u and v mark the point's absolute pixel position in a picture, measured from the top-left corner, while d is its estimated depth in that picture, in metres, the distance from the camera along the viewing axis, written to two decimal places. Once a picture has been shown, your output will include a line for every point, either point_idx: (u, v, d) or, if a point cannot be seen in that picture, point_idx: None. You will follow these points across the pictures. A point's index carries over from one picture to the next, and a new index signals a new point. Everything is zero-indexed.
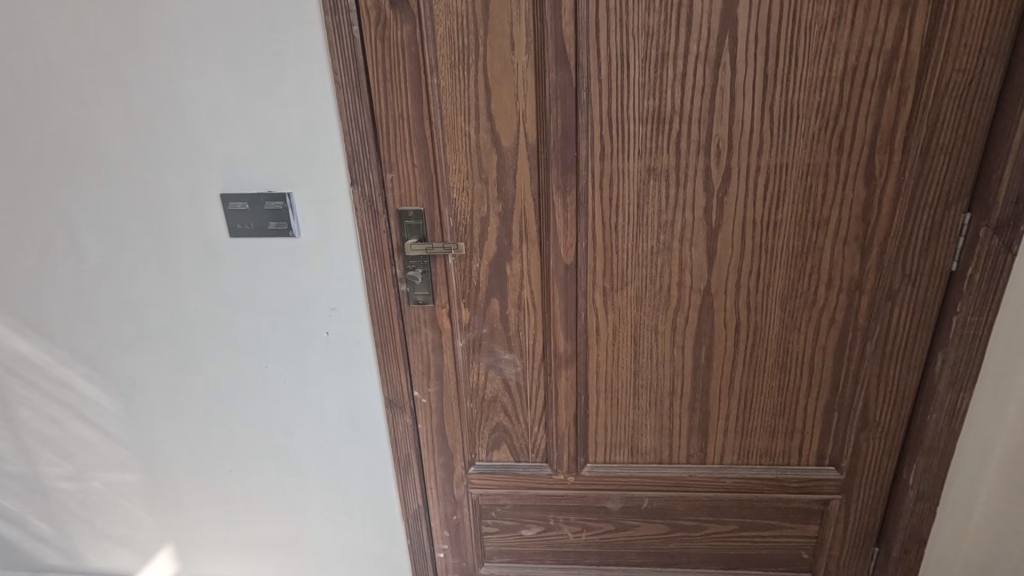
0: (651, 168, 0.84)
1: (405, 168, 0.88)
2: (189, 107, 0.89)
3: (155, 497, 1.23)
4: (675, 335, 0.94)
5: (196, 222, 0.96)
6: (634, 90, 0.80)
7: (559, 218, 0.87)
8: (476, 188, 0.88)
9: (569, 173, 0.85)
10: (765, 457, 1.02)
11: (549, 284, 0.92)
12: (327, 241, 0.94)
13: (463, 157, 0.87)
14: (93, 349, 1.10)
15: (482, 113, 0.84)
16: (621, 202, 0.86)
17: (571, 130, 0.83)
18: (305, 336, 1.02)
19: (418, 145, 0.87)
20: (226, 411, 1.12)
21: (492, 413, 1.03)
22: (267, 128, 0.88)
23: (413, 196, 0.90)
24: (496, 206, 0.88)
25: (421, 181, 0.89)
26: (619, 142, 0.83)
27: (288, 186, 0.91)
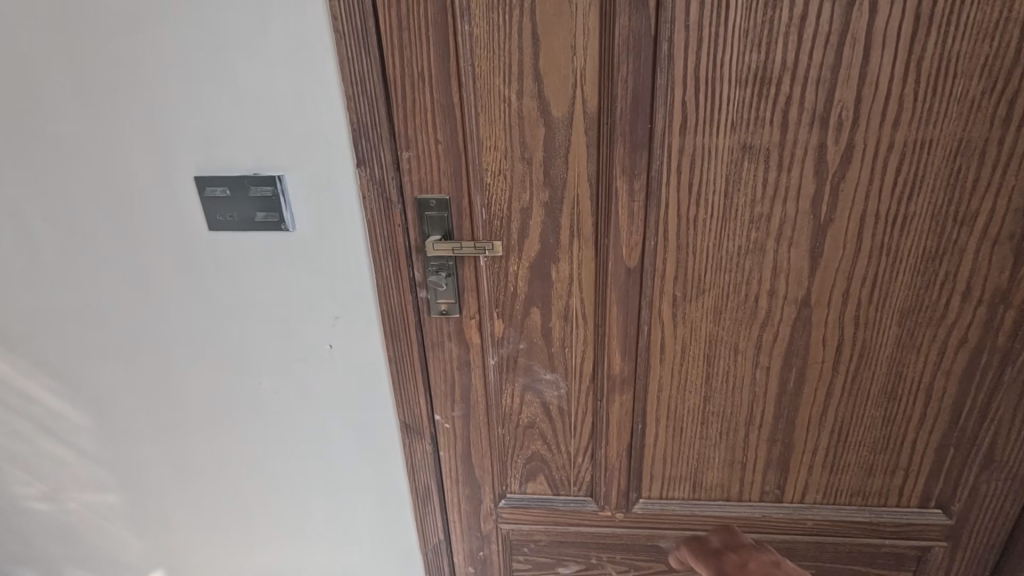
0: (746, 146, 0.64)
1: (426, 145, 0.69)
2: (150, 66, 0.70)
3: (140, 520, 1.09)
4: (758, 355, 0.76)
5: (167, 212, 0.78)
6: (733, 40, 0.60)
7: (623, 210, 0.69)
8: (517, 171, 0.69)
9: (639, 152, 0.66)
10: (856, 498, 0.85)
11: (603, 292, 0.74)
12: (328, 237, 0.76)
13: (501, 130, 0.67)
14: (59, 359, 0.94)
15: (527, 73, 0.64)
16: (705, 190, 0.67)
17: (644, 95, 0.63)
18: (304, 348, 0.85)
19: (443, 115, 0.67)
20: (215, 431, 0.97)
21: (528, 441, 0.87)
22: (249, 93, 0.69)
23: (435, 181, 0.71)
24: (541, 194, 0.69)
25: (446, 162, 0.70)
26: (708, 112, 0.63)
27: (279, 168, 0.72)
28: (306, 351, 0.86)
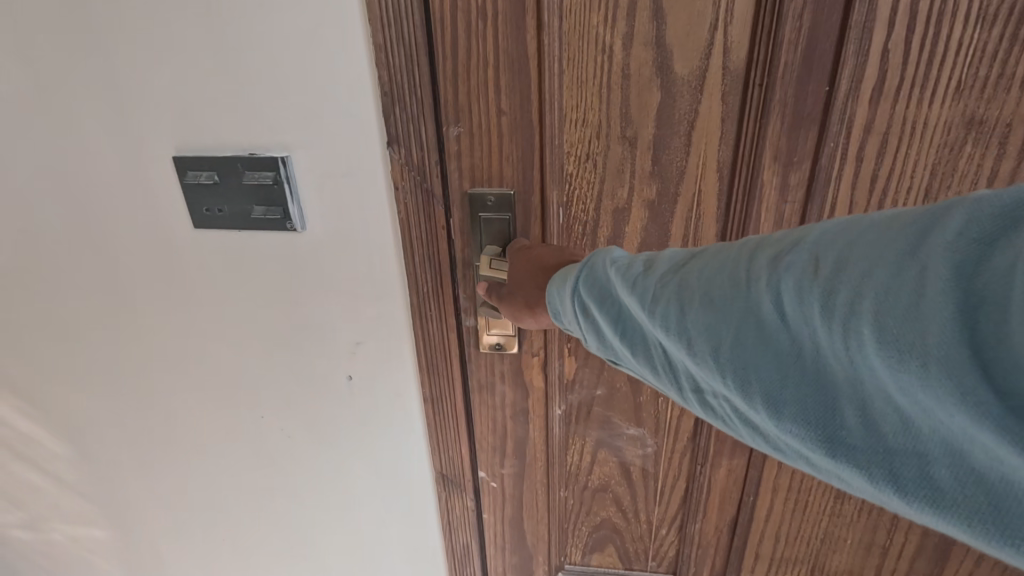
0: (972, 121, 0.47)
1: (483, 117, 0.51)
2: (103, 4, 0.51)
3: (131, 558, 0.94)
4: None
5: (140, 202, 0.60)
6: None
7: (768, 216, 0.53)
8: (611, 163, 0.52)
9: (803, 128, 0.49)
10: None
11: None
12: (349, 241, 0.57)
13: (593, 95, 0.50)
14: (26, 377, 0.78)
15: (639, 13, 0.46)
16: (901, 178, 0.50)
17: (827, 47, 0.46)
18: (317, 379, 0.67)
19: (513, 74, 0.49)
20: (212, 469, 0.80)
21: (598, 508, 0.70)
22: (241, 43, 0.50)
23: (497, 170, 0.53)
24: (649, 189, 0.53)
25: (514, 144, 0.52)
26: (927, 69, 0.46)
27: (282, 147, 0.53)
28: (319, 382, 0.68)
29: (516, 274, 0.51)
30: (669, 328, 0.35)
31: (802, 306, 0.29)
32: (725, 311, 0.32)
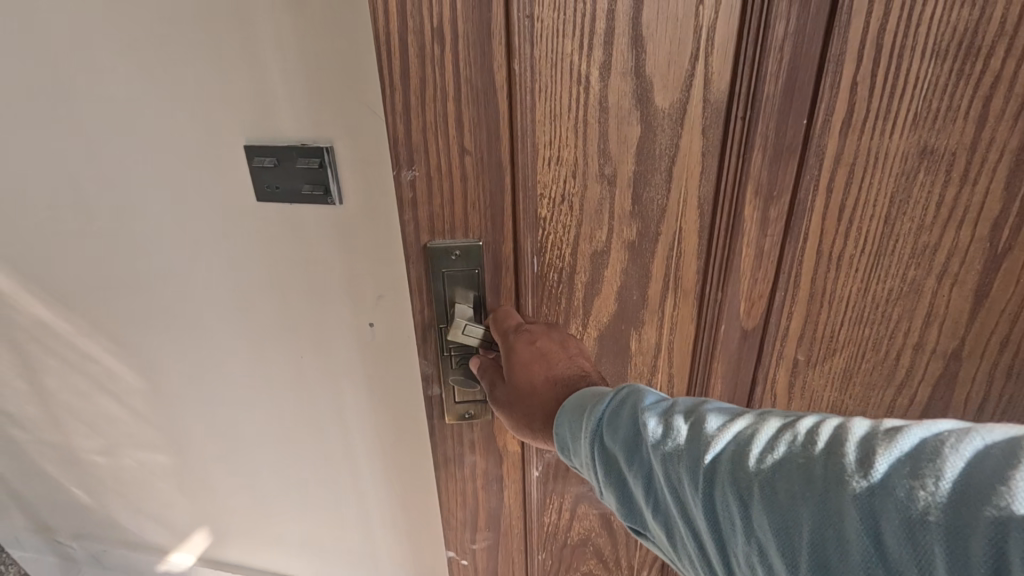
0: (926, 150, 0.60)
1: (442, 159, 0.58)
2: (199, 31, 0.68)
3: (187, 482, 1.13)
4: (882, 409, 0.78)
5: (217, 181, 0.78)
6: (936, 15, 0.54)
7: (750, 250, 0.66)
8: (590, 204, 0.62)
9: (781, 162, 0.61)
10: None
11: (711, 361, 0.73)
12: (376, 215, 0.75)
13: (569, 133, 0.58)
14: (115, 323, 0.97)
15: (616, 44, 0.54)
16: (867, 202, 0.63)
17: (806, 86, 0.57)
18: (346, 327, 0.85)
19: (480, 118, 0.56)
20: (255, 402, 0.98)
21: (581, 557, 0.88)
22: (299, 59, 0.66)
23: (467, 216, 0.62)
24: (618, 217, 0.63)
25: (481, 186, 0.60)
26: (892, 107, 0.58)
27: (326, 138, 0.70)
28: (346, 329, 0.85)
29: (521, 381, 0.62)
30: (735, 521, 0.39)
31: (904, 535, 0.32)
32: (803, 522, 0.35)
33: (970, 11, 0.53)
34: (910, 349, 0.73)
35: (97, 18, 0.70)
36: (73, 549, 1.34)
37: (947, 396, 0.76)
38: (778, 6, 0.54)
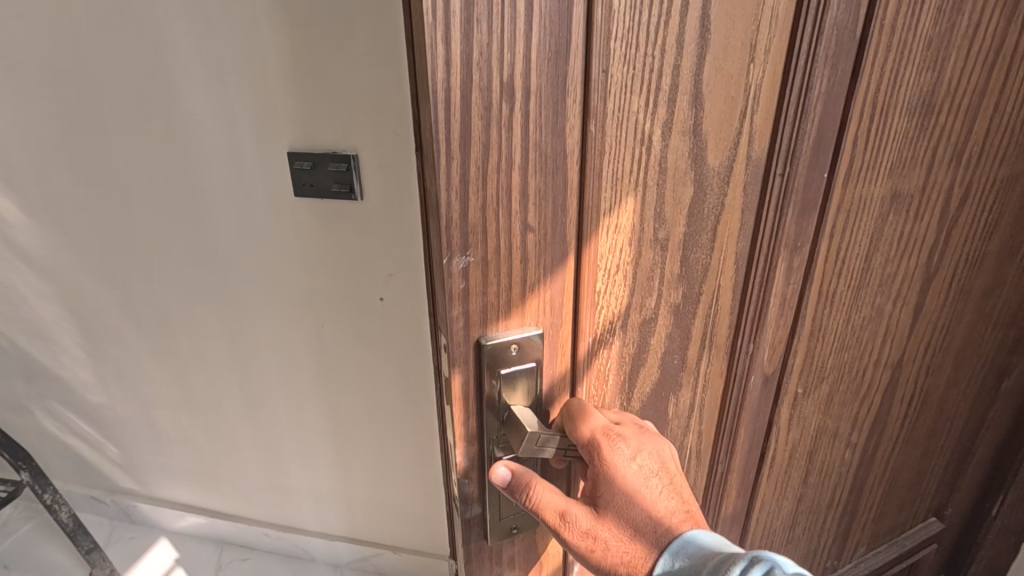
0: (895, 194, 0.60)
1: (501, 241, 0.40)
2: (261, 66, 0.89)
3: (216, 438, 1.32)
4: (854, 429, 0.76)
5: (264, 180, 0.98)
6: (912, 65, 0.53)
7: (775, 299, 0.57)
8: (642, 271, 0.47)
9: (808, 215, 0.54)
10: (882, 540, 0.91)
11: (739, 417, 0.62)
12: (390, 207, 0.95)
13: (629, 194, 0.44)
14: (166, 297, 1.17)
15: (679, 101, 0.42)
16: (855, 243, 0.60)
17: (829, 142, 0.52)
18: (360, 300, 1.04)
19: (547, 188, 0.40)
20: (281, 363, 1.17)
21: None
22: (335, 87, 0.87)
23: (524, 302, 0.43)
24: (665, 286, 0.49)
25: (542, 267, 0.43)
26: (878, 156, 0.56)
27: (353, 147, 0.91)
28: (360, 300, 1.04)
29: (622, 501, 0.47)
30: None
31: None
32: None
33: (930, 76, 0.55)
34: (866, 380, 0.72)
35: (182, 52, 0.92)
36: (107, 506, 1.51)
37: (891, 410, 0.77)
38: (819, 64, 0.47)
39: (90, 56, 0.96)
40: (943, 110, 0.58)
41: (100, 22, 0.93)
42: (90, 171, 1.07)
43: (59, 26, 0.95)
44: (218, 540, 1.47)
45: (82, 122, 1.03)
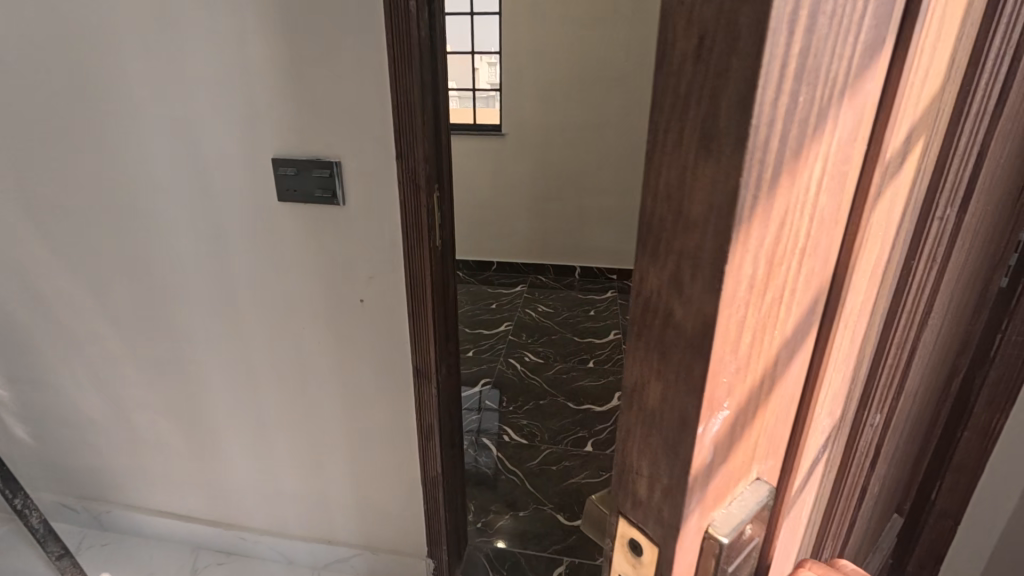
0: (961, 215, 0.50)
1: (762, 365, 0.25)
2: (249, 76, 0.93)
3: (194, 442, 1.33)
4: (883, 468, 0.66)
5: (248, 186, 1.01)
6: (1006, 62, 0.43)
7: (883, 357, 0.44)
8: (849, 362, 0.33)
9: (923, 248, 0.42)
10: (866, 555, 0.88)
11: (843, 493, 0.48)
12: (370, 212, 0.98)
13: (857, 270, 0.28)
14: (146, 300, 1.18)
15: (900, 138, 0.27)
16: (934, 272, 0.49)
17: (950, 158, 0.40)
18: (341, 301, 1.07)
19: (805, 285, 0.26)
20: (262, 365, 1.19)
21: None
22: (319, 97, 0.92)
23: (758, 443, 0.28)
24: (847, 377, 0.35)
25: (784, 385, 0.28)
26: (966, 173, 0.46)
27: (336, 155, 0.95)
28: (341, 302, 1.07)
29: None
30: None
31: None
32: None
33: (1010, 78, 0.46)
34: (897, 421, 0.64)
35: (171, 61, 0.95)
36: (78, 514, 1.49)
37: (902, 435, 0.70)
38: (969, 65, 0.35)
39: (81, 65, 0.99)
40: (1002, 123, 0.50)
41: (92, 33, 0.96)
42: (74, 176, 1.09)
43: (49, 34, 0.97)
44: (193, 544, 1.47)
45: (69, 129, 1.05)
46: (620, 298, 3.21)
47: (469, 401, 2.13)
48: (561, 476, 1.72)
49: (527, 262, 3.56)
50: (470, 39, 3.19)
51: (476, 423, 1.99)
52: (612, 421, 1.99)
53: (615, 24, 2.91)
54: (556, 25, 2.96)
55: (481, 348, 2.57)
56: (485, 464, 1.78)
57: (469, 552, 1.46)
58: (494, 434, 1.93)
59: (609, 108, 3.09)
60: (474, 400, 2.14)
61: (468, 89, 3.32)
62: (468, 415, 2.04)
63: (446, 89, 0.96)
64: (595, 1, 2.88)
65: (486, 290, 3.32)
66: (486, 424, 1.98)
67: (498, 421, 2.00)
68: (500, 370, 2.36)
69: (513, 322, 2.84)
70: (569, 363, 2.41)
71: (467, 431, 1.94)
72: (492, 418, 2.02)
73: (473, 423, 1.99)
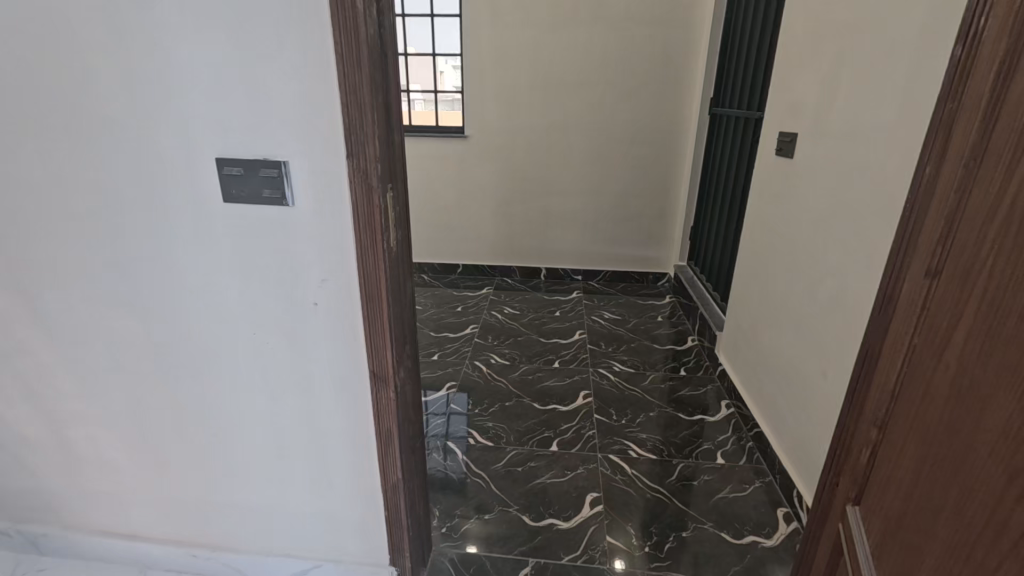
0: None
1: None
2: (190, 72, 0.89)
3: (140, 456, 1.26)
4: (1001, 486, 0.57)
5: (192, 187, 0.97)
6: None
7: None
8: None
9: None
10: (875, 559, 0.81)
11: None
12: (322, 212, 0.95)
13: None
14: (83, 308, 1.11)
15: None
16: None
17: None
18: (293, 304, 1.04)
19: None
20: (213, 374, 1.14)
21: None
22: (267, 93, 0.89)
23: None
24: None
25: None
26: None
27: (284, 155, 0.92)
28: (295, 306, 1.04)
29: None
30: None
31: None
32: None
33: None
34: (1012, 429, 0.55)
35: (108, 57, 0.90)
36: (12, 538, 1.40)
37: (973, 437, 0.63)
38: None
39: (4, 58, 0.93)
40: None
41: (15, 23, 0.90)
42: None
43: None
44: (142, 564, 1.40)
45: None
46: (585, 299, 3.25)
47: (435, 406, 2.11)
48: (527, 477, 1.72)
49: (492, 265, 3.56)
50: (431, 42, 3.16)
51: (443, 427, 1.97)
52: (576, 421, 2.00)
53: (575, 30, 2.95)
54: (518, 28, 2.97)
55: (447, 352, 2.54)
56: (451, 468, 1.77)
57: (435, 557, 1.43)
58: (461, 437, 1.92)
59: (571, 112, 3.13)
60: (441, 405, 2.11)
61: (430, 92, 3.30)
62: (434, 420, 2.01)
63: (398, 87, 0.95)
64: (556, 6, 2.91)
65: (452, 294, 3.30)
66: (453, 428, 1.96)
67: (465, 424, 1.99)
68: (466, 373, 2.35)
69: (479, 325, 2.83)
70: (535, 364, 2.42)
71: (433, 435, 1.92)
72: (459, 421, 2.00)
73: (440, 428, 1.97)
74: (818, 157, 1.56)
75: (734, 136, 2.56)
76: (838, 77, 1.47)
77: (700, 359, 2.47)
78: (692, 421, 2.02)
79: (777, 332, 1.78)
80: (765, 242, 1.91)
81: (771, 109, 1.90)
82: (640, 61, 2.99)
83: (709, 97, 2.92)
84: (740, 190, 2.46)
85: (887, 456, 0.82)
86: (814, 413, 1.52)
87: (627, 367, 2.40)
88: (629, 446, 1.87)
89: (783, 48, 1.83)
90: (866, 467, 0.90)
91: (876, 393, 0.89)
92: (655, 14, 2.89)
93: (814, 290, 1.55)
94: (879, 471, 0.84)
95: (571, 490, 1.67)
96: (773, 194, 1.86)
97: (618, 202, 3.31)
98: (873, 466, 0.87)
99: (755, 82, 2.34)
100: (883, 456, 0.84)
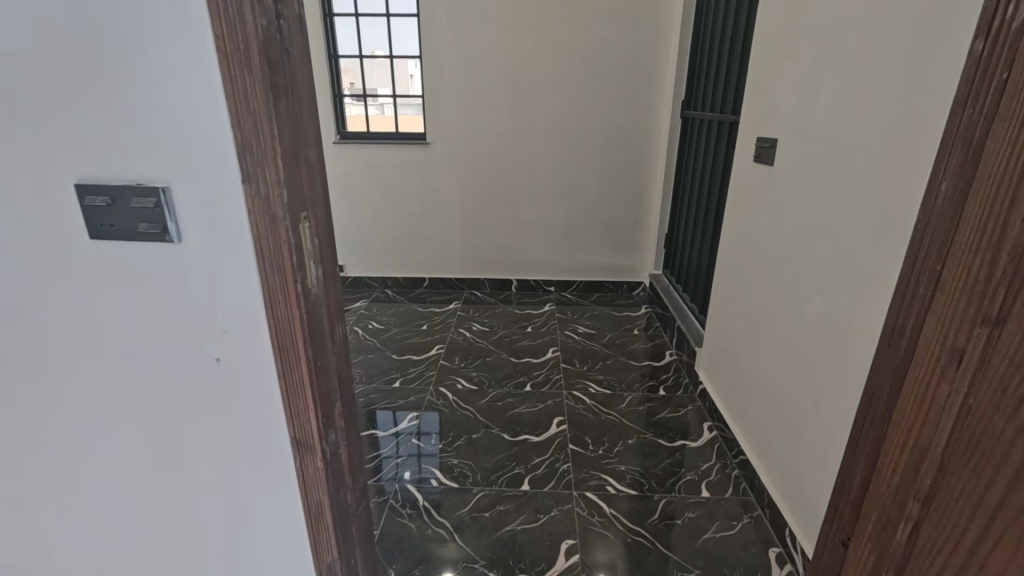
0: None
1: None
2: (34, 76, 0.70)
3: (20, 540, 1.04)
4: None
5: (49, 219, 0.77)
6: None
7: None
8: None
9: None
10: None
11: None
12: (216, 251, 0.75)
13: None
14: None
15: None
16: None
17: None
18: (190, 362, 0.83)
19: None
20: (99, 446, 0.92)
21: None
22: (134, 103, 0.69)
23: None
24: None
25: None
26: None
27: (161, 179, 0.72)
28: (193, 365, 0.83)
29: None
30: None
31: None
32: None
33: None
34: None
35: None
36: None
37: None
38: None
39: None
40: None
41: None
42: None
43: None
44: None
45: None
46: (559, 312, 3.10)
47: (406, 434, 1.96)
48: (496, 524, 1.55)
49: (460, 277, 3.38)
50: (388, 43, 2.98)
51: (414, 448, 1.87)
52: (549, 453, 1.84)
53: (540, 30, 2.80)
54: (479, 29, 2.81)
55: (409, 377, 2.34)
56: (408, 516, 1.57)
57: None
58: (433, 460, 1.81)
59: (538, 116, 2.97)
60: (412, 431, 1.97)
61: (388, 96, 3.09)
62: (402, 441, 1.91)
63: (311, 93, 0.76)
64: (519, 5, 2.76)
65: (418, 310, 3.10)
66: (424, 462, 1.79)
67: (437, 445, 1.88)
68: (429, 402, 2.15)
69: (445, 345, 2.64)
70: (505, 389, 2.24)
71: (402, 462, 1.80)
72: (430, 442, 1.90)
73: (410, 459, 1.81)
74: (800, 165, 1.43)
75: (709, 140, 2.45)
76: (820, 77, 1.34)
77: (679, 376, 2.34)
78: (673, 448, 1.88)
79: (761, 353, 1.65)
80: (745, 255, 1.79)
81: (747, 113, 1.78)
82: (608, 62, 2.86)
83: (680, 99, 2.81)
84: (716, 197, 2.34)
85: (949, 542, 0.67)
86: (804, 445, 1.38)
87: (603, 387, 2.25)
88: (606, 480, 1.72)
89: (759, 46, 1.71)
90: (905, 546, 0.75)
91: (909, 457, 0.75)
92: (623, 14, 2.76)
93: (801, 310, 1.42)
94: (935, 556, 0.69)
95: (545, 538, 1.50)
96: (751, 204, 1.74)
97: (589, 210, 3.17)
98: (921, 548, 0.72)
99: (727, 85, 2.23)
100: (935, 539, 0.70)
